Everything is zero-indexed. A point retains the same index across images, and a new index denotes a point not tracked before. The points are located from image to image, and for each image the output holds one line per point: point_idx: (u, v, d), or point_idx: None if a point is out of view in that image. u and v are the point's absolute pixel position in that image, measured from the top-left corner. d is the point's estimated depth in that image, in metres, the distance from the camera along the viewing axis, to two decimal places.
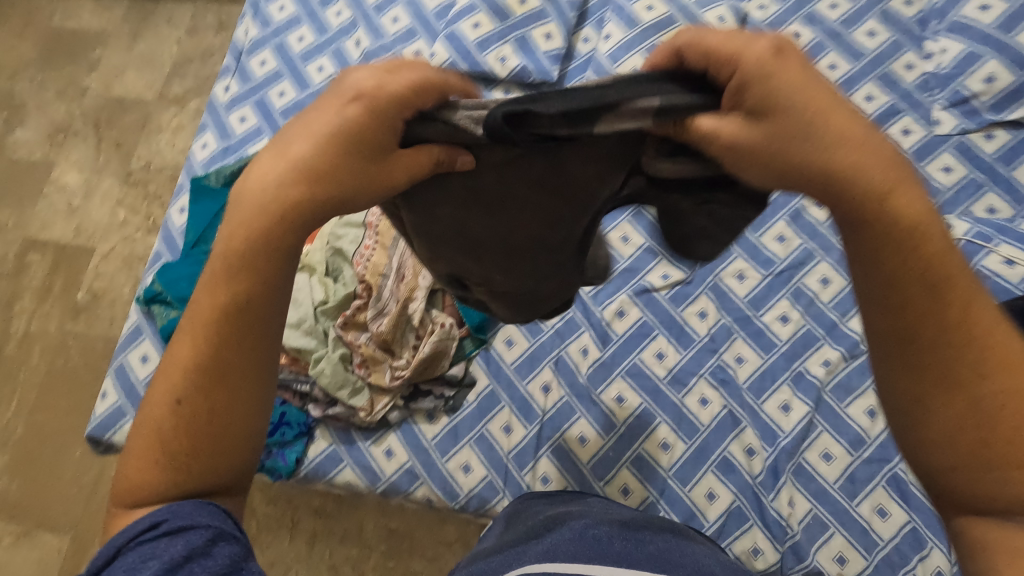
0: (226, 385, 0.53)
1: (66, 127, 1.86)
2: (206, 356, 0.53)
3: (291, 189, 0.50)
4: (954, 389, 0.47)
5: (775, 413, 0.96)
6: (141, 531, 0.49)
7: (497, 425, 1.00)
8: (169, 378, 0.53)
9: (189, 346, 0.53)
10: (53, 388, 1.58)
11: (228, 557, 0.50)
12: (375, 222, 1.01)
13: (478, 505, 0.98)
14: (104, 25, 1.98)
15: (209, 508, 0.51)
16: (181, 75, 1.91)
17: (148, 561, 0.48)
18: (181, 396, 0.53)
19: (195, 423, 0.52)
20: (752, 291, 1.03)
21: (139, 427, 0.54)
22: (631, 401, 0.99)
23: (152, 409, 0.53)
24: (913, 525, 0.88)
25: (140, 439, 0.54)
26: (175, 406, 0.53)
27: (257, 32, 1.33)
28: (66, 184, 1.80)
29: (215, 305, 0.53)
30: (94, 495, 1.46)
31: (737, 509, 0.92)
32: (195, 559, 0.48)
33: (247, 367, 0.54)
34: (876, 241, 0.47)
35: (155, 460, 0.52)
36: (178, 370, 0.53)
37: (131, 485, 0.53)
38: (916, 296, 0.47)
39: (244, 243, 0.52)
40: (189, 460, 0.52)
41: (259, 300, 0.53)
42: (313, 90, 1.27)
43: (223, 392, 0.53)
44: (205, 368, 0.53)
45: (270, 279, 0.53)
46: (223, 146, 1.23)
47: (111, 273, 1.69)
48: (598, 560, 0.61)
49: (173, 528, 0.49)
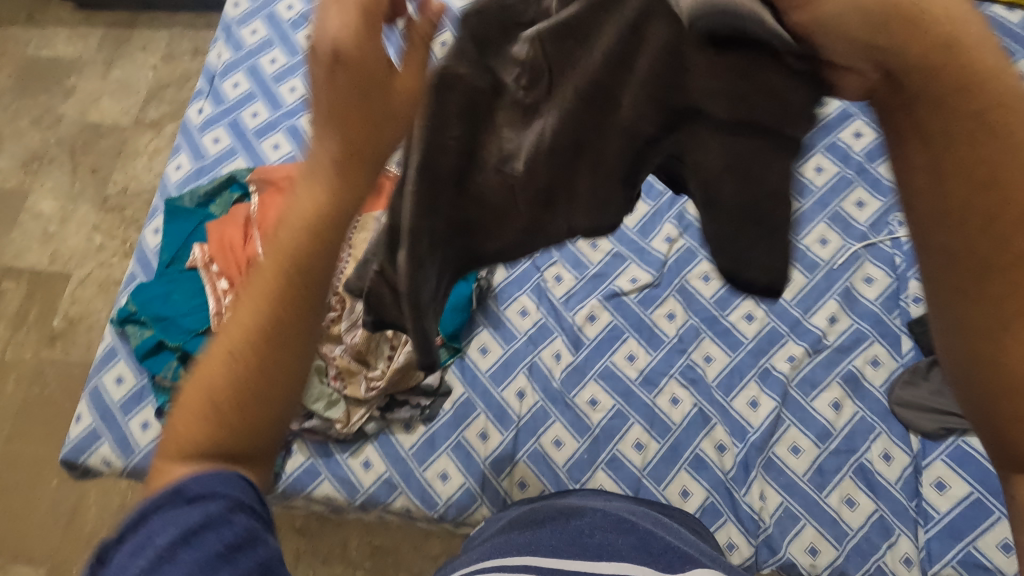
0: (280, 349, 0.50)
1: (42, 154, 1.87)
2: (266, 317, 0.50)
3: (352, 140, 0.46)
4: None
5: (744, 409, 0.98)
6: (161, 497, 0.46)
7: (474, 432, 1.01)
8: (229, 335, 0.51)
9: (251, 304, 0.50)
10: (29, 416, 1.56)
11: (247, 528, 0.46)
12: (348, 235, 1.04)
13: (457, 513, 0.98)
14: (80, 53, 2.00)
15: (232, 478, 0.49)
16: (158, 100, 1.92)
17: (166, 528, 0.45)
18: (236, 351, 0.50)
19: (245, 389, 0.50)
20: (717, 291, 1.06)
21: (195, 379, 0.52)
22: (605, 403, 1.01)
23: (207, 367, 0.51)
24: (881, 513, 0.90)
25: (194, 392, 0.52)
26: (229, 361, 0.50)
27: (229, 55, 1.35)
28: (41, 211, 1.80)
29: (280, 265, 0.49)
30: (72, 524, 1.44)
31: (711, 505, 0.93)
32: (213, 526, 0.45)
33: (304, 331, 0.51)
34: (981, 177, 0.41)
35: (206, 415, 0.50)
36: (238, 328, 0.50)
37: (178, 445, 0.51)
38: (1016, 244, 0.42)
39: (315, 203, 0.47)
40: (237, 423, 0.50)
41: (322, 260, 0.49)
42: (286, 110, 1.30)
43: (275, 354, 0.50)
44: (267, 329, 0.50)
45: (335, 237, 0.49)
46: (196, 167, 1.24)
47: (88, 298, 1.69)
48: (575, 554, 0.63)
49: (195, 495, 0.46)
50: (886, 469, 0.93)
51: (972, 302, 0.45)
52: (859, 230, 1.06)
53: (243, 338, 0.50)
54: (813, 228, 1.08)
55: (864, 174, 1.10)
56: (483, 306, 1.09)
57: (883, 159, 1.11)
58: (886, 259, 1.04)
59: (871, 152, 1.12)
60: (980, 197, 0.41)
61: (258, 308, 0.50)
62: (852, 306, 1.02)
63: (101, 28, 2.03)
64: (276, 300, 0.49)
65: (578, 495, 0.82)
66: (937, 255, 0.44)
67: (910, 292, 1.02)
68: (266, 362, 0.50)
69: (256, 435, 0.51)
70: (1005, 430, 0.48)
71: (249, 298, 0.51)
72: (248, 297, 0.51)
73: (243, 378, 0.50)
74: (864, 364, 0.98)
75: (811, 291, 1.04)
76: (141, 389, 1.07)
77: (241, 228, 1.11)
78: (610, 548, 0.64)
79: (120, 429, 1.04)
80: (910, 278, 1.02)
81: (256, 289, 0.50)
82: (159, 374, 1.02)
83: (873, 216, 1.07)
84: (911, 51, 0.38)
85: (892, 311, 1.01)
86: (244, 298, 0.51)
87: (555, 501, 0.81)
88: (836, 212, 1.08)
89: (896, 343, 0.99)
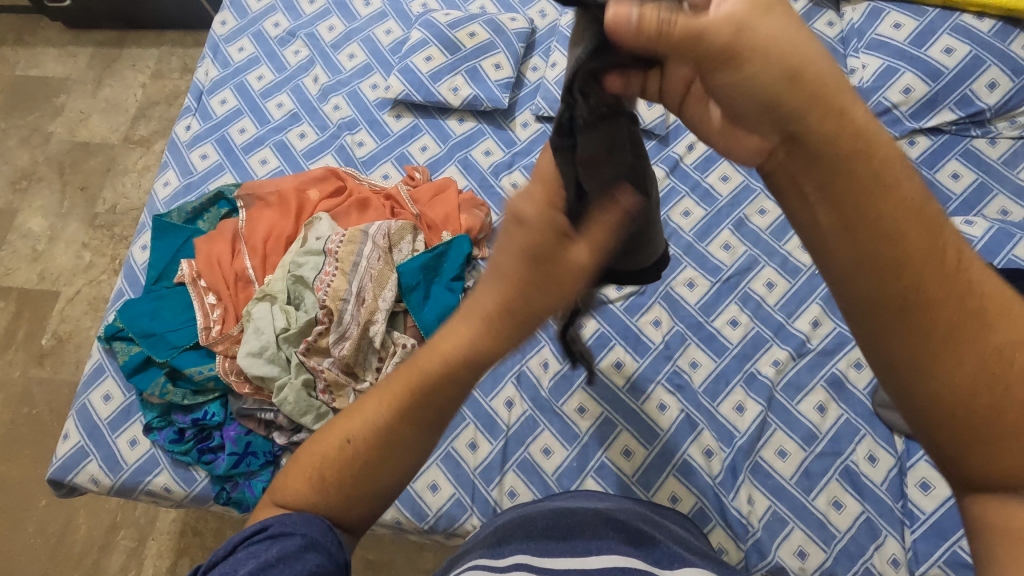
0: (403, 445, 0.61)
1: (30, 173, 1.87)
2: (385, 421, 0.60)
3: (494, 305, 0.55)
4: (959, 344, 0.43)
5: (730, 413, 0.99)
6: (249, 535, 0.55)
7: (463, 443, 1.02)
8: (351, 420, 0.61)
9: (390, 394, 0.61)
10: (17, 436, 1.54)
11: (315, 565, 0.53)
12: (335, 248, 1.04)
13: (447, 525, 0.98)
14: (69, 72, 2.01)
15: (312, 520, 0.56)
16: (147, 117, 1.94)
17: (250, 558, 0.52)
18: (352, 438, 0.60)
19: (365, 470, 0.60)
20: (702, 297, 1.07)
21: (312, 445, 0.62)
22: (593, 411, 1.02)
23: (323, 441, 0.62)
24: (868, 514, 0.91)
25: (307, 456, 0.62)
26: (349, 440, 0.60)
27: (217, 73, 1.37)
28: (30, 229, 1.80)
29: (410, 385, 0.60)
30: (61, 544, 1.42)
31: (699, 510, 0.94)
32: (286, 560, 0.52)
33: (412, 442, 0.61)
34: (864, 206, 0.43)
35: (309, 477, 0.60)
36: (363, 421, 0.61)
37: (289, 497, 0.60)
38: (907, 272, 0.43)
39: (453, 349, 0.58)
40: (337, 498, 0.60)
41: (446, 394, 0.60)
42: (273, 126, 1.31)
43: (387, 457, 0.60)
44: (398, 422, 0.60)
45: (463, 382, 0.59)
46: (184, 183, 1.25)
47: (77, 316, 1.68)
48: (566, 553, 0.64)
49: (277, 533, 0.54)
50: (872, 470, 0.93)
51: (899, 331, 0.44)
52: None
53: (377, 426, 0.60)
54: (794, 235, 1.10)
55: None
56: None
57: None
58: None
59: None
60: (878, 246, 0.43)
61: (392, 403, 0.60)
62: (834, 309, 1.04)
63: (90, 48, 2.05)
64: (415, 400, 0.60)
65: (572, 495, 0.82)
66: (838, 287, 0.46)
67: None
68: (387, 449, 0.60)
69: (359, 510, 0.60)
70: (953, 459, 0.46)
71: (389, 392, 0.61)
72: (387, 392, 0.61)
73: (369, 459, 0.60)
74: (847, 367, 1.00)
75: (793, 296, 1.05)
76: (129, 406, 1.07)
77: (229, 242, 1.12)
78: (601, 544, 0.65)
79: (108, 446, 1.04)
80: None
81: (394, 386, 0.61)
82: (146, 391, 1.02)
83: None
84: (811, 113, 0.43)
85: None
86: (383, 390, 0.61)
87: (549, 500, 0.82)
88: None
89: None
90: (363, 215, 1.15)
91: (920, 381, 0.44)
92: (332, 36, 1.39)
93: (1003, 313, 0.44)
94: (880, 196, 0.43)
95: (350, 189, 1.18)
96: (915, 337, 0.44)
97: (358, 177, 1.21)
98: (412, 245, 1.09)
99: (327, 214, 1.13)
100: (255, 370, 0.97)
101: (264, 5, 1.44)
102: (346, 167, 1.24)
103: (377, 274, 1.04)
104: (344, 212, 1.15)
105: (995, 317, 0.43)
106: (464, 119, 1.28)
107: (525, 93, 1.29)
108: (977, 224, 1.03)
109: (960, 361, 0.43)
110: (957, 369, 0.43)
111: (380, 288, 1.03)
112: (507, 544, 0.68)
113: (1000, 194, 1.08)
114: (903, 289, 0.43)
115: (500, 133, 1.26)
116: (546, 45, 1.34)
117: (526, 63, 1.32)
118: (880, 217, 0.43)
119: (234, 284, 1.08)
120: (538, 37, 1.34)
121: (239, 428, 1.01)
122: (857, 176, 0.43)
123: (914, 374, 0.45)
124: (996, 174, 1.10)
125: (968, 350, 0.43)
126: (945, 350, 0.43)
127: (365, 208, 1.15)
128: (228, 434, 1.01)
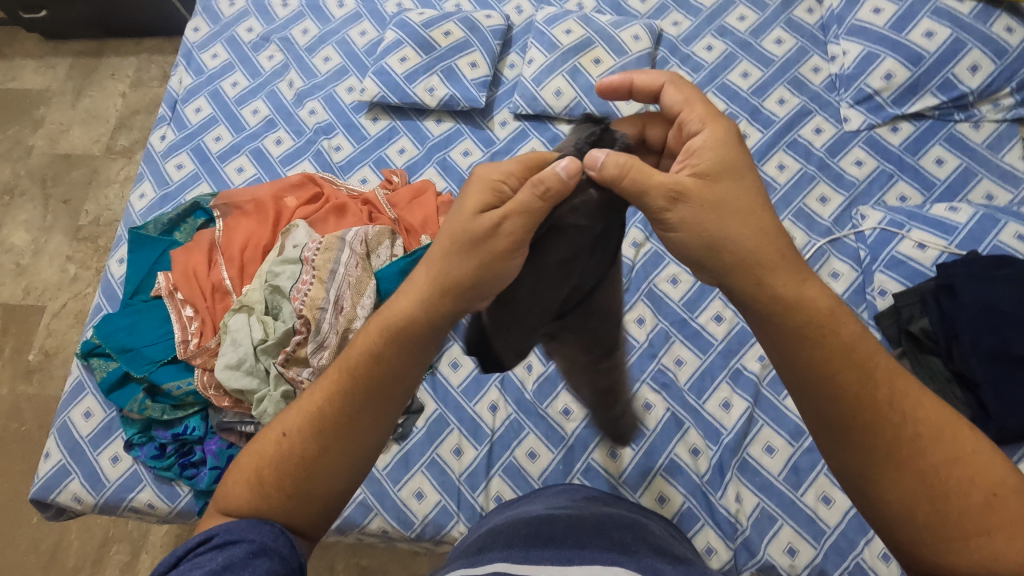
0: (341, 437, 0.60)
1: (12, 187, 1.85)
2: (327, 405, 0.61)
3: (454, 263, 0.58)
4: (900, 461, 0.52)
5: (716, 410, 0.98)
6: (193, 545, 0.54)
7: (447, 449, 1.01)
8: (292, 415, 0.62)
9: (329, 387, 0.62)
10: (6, 453, 1.53)
11: (266, 571, 0.52)
12: (312, 256, 1.03)
13: (433, 532, 0.97)
14: (48, 83, 1.99)
15: (259, 526, 0.56)
16: (128, 127, 1.92)
17: (194, 568, 0.51)
18: (287, 429, 0.62)
19: (303, 460, 0.60)
20: (686, 293, 1.06)
21: (255, 446, 0.63)
22: (578, 413, 1.00)
23: (262, 440, 0.63)
24: (857, 509, 0.90)
25: (248, 458, 0.62)
26: (287, 436, 0.61)
27: (191, 80, 1.35)
28: (14, 244, 1.78)
29: (350, 363, 0.62)
30: (54, 561, 1.41)
31: (687, 510, 0.93)
32: (235, 568, 0.51)
33: (357, 426, 0.61)
34: (823, 353, 0.53)
35: (247, 479, 0.60)
36: (301, 412, 0.62)
37: (233, 498, 0.60)
38: (861, 394, 0.53)
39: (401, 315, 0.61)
40: (280, 496, 0.59)
41: (387, 366, 0.61)
42: (248, 133, 1.29)
43: (327, 442, 0.60)
44: (330, 417, 0.61)
45: (407, 348, 0.61)
46: (161, 194, 1.23)
47: (64, 330, 1.67)
48: (548, 560, 0.62)
49: (223, 542, 0.54)
50: None
51: (853, 448, 0.53)
52: (823, 225, 1.07)
53: (317, 417, 0.61)
54: None
55: (826, 169, 1.11)
56: None
57: (844, 154, 1.12)
58: (851, 253, 1.04)
59: (832, 147, 1.13)
60: (824, 381, 0.53)
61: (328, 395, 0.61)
62: None
63: (69, 58, 2.02)
64: (344, 389, 0.61)
65: (556, 493, 0.83)
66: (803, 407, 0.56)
67: (875, 285, 1.01)
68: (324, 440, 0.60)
69: (297, 505, 0.59)
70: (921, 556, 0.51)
71: (326, 386, 0.62)
72: (320, 390, 0.62)
73: (300, 452, 0.60)
74: None
75: None
76: (110, 422, 1.05)
77: (206, 253, 1.10)
78: (581, 551, 0.63)
79: (90, 464, 1.03)
80: (876, 272, 1.01)
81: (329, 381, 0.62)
82: (125, 407, 1.00)
83: (836, 211, 1.08)
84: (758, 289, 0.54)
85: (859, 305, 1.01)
86: (319, 388, 0.63)
87: (530, 505, 0.81)
88: (800, 209, 1.09)
89: None
90: (341, 221, 1.13)
91: (875, 491, 0.53)
92: (306, 40, 1.37)
93: (938, 437, 0.52)
94: (832, 343, 0.53)
95: (327, 195, 1.16)
96: (885, 445, 0.52)
97: (336, 182, 1.19)
98: (390, 250, 1.08)
99: (304, 221, 1.11)
100: (233, 382, 0.96)
101: (236, 10, 1.42)
102: (323, 172, 1.22)
103: (355, 280, 1.02)
104: (321, 218, 1.13)
105: (930, 442, 0.52)
106: (441, 120, 1.26)
107: (503, 91, 1.27)
108: (962, 210, 1.02)
109: (902, 476, 0.52)
110: (906, 481, 0.52)
111: (359, 294, 1.02)
112: (488, 553, 0.66)
113: (985, 178, 1.07)
114: (847, 412, 0.53)
115: (478, 133, 1.25)
116: (523, 41, 1.32)
117: (503, 61, 1.30)
118: (824, 363, 0.53)
119: (211, 296, 1.07)
120: (515, 33, 1.33)
121: (221, 442, 1.00)
122: (796, 325, 0.54)
123: (871, 485, 0.53)
124: (980, 158, 1.09)
125: (930, 453, 0.52)
126: (896, 463, 0.52)
127: (343, 214, 1.13)
128: (210, 448, 1.00)
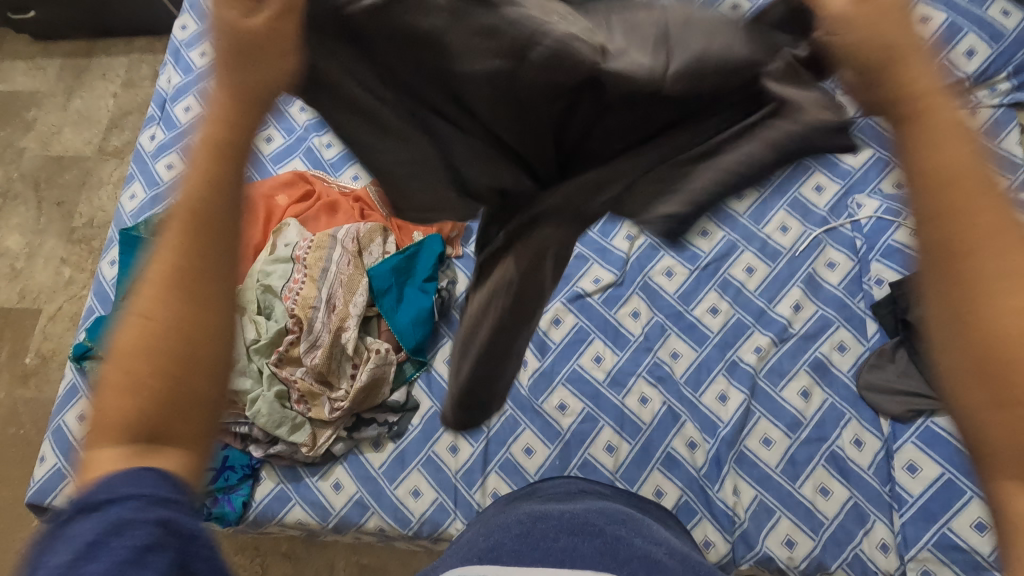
0: (206, 282, 0.46)
1: (5, 191, 1.84)
2: (180, 255, 0.45)
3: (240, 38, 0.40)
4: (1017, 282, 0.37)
5: (712, 403, 0.97)
6: (71, 511, 0.39)
7: (443, 446, 1.00)
8: (150, 287, 0.45)
9: (168, 252, 0.45)
10: (6, 457, 1.53)
11: (145, 538, 0.37)
12: (302, 254, 1.02)
13: (431, 530, 0.97)
14: (38, 85, 1.97)
15: (146, 476, 0.41)
16: (120, 127, 1.90)
17: (59, 545, 0.37)
18: (148, 307, 0.45)
19: (177, 335, 0.45)
20: (681, 285, 1.05)
21: (116, 351, 0.45)
22: (574, 408, 1.00)
23: (125, 332, 0.46)
24: (855, 500, 0.89)
25: (112, 368, 0.45)
26: (146, 325, 0.45)
27: (180, 79, 1.33)
28: (8, 248, 1.77)
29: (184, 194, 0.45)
30: None
31: (685, 504, 0.92)
32: (114, 535, 0.37)
33: (215, 263, 0.46)
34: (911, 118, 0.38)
35: (121, 386, 0.44)
36: (157, 277, 0.45)
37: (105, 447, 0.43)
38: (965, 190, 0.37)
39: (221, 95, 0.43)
40: (158, 384, 0.44)
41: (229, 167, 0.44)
42: None
43: (197, 296, 0.45)
44: (182, 297, 0.45)
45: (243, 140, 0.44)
46: (151, 195, 1.23)
47: (60, 333, 1.66)
48: (540, 562, 0.61)
49: (94, 505, 0.39)
50: (858, 455, 0.92)
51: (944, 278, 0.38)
52: (819, 215, 1.06)
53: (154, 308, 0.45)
54: (773, 217, 1.07)
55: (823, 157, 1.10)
56: (447, 317, 1.08)
57: None
58: (847, 243, 1.03)
59: None
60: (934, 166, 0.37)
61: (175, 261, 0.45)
62: (815, 293, 1.01)
63: (59, 59, 2.01)
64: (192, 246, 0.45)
65: (550, 492, 0.81)
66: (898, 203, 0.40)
67: (872, 274, 1.00)
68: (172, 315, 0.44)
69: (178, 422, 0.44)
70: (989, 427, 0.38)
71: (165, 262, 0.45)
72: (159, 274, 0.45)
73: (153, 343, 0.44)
74: (830, 351, 0.97)
75: (773, 281, 1.03)
76: None
77: None
78: (573, 553, 0.62)
79: None
80: (872, 261, 1.01)
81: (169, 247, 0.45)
82: None
83: (832, 200, 1.06)
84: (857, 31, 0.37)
85: (856, 295, 1.00)
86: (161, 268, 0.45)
87: (518, 505, 0.79)
88: (795, 198, 1.07)
89: (861, 326, 0.98)
90: (332, 219, 1.12)
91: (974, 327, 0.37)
92: None
93: None
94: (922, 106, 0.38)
95: (319, 193, 1.16)
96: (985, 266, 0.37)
97: (327, 179, 1.18)
98: (382, 247, 1.06)
99: (295, 219, 1.10)
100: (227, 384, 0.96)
101: None
102: (314, 169, 1.21)
103: (347, 279, 1.01)
104: (313, 217, 1.12)
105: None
106: None
107: None
108: None
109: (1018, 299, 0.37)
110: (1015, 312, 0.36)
111: (351, 293, 1.01)
112: (481, 552, 0.66)
113: None
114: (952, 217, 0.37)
115: None
116: None
117: None
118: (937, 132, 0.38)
119: None
120: None
121: None
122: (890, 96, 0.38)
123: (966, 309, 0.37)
124: None
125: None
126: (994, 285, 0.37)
127: (334, 212, 1.13)
128: None
